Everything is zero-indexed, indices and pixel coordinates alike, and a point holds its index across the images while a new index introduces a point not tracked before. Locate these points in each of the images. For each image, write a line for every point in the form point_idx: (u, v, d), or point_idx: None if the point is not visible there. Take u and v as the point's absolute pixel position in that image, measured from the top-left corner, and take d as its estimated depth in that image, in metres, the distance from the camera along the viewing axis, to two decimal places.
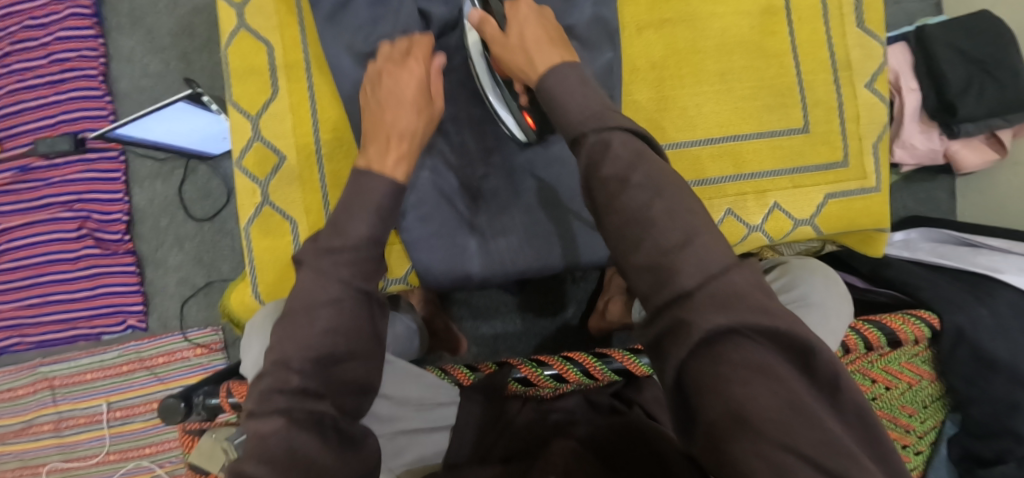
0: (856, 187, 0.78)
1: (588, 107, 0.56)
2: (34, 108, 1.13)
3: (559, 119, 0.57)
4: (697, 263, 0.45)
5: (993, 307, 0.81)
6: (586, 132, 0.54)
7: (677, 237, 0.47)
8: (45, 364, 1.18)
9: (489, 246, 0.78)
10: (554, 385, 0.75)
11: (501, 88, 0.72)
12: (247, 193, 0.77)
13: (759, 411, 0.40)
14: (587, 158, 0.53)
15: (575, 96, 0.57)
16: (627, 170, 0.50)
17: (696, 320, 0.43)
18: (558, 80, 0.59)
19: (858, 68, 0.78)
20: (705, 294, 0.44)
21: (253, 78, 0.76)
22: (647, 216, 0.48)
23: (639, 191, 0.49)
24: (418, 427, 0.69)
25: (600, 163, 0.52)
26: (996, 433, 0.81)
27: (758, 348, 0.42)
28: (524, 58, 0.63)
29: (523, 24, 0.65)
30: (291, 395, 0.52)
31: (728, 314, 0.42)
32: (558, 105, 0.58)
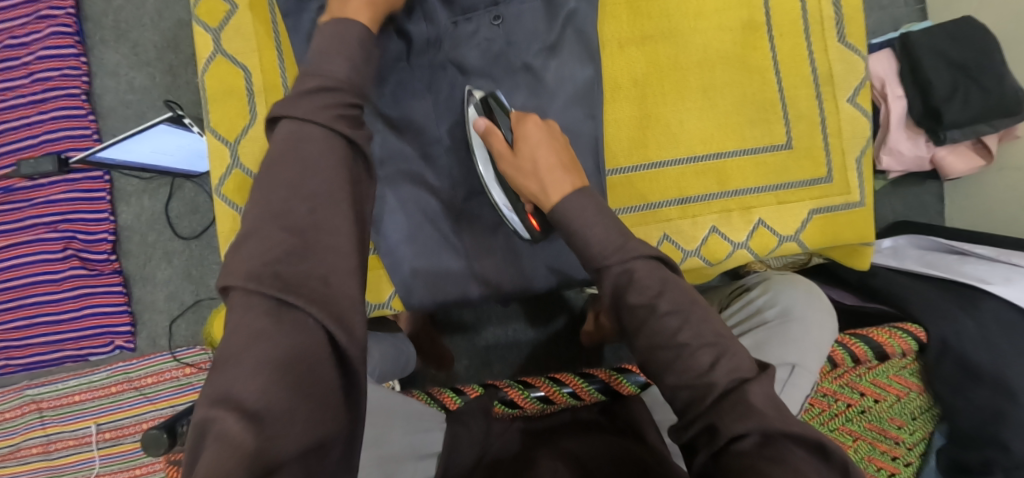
0: (840, 202, 0.78)
1: (609, 239, 0.54)
2: (17, 128, 1.12)
3: (580, 250, 0.55)
4: (730, 374, 0.48)
5: (979, 319, 0.80)
6: (609, 266, 0.53)
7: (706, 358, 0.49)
8: (32, 386, 1.17)
9: (473, 267, 0.78)
10: (542, 407, 0.77)
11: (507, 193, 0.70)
12: (226, 219, 0.76)
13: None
14: (612, 287, 0.53)
15: (596, 227, 0.55)
16: (653, 299, 0.51)
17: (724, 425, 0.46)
18: (573, 207, 0.56)
19: (841, 82, 0.78)
20: (730, 399, 0.47)
21: (231, 102, 0.76)
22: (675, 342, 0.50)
23: (668, 319, 0.50)
24: (409, 454, 0.66)
25: (625, 290, 0.52)
26: (980, 444, 0.78)
27: (780, 448, 0.45)
28: (536, 185, 0.61)
29: (535, 146, 0.63)
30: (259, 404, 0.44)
31: (753, 419, 0.45)
32: (576, 238, 0.55)
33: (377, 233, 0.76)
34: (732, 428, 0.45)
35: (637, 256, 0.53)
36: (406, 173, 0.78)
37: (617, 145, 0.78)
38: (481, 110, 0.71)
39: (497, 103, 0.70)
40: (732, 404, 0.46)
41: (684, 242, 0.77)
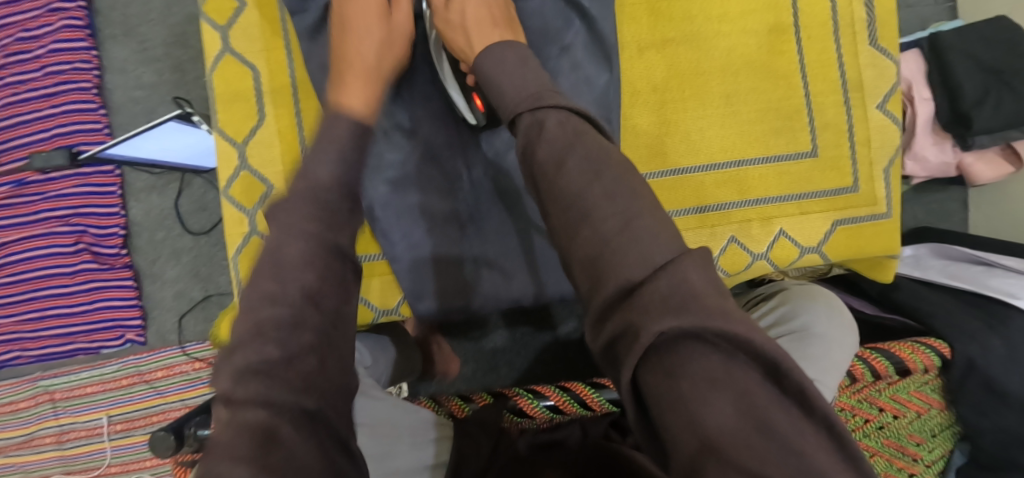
0: (866, 213, 0.75)
1: (521, 87, 0.54)
2: (28, 122, 1.12)
3: (496, 98, 0.56)
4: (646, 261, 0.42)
5: (1008, 338, 0.78)
6: (520, 114, 0.52)
7: (614, 223, 0.44)
8: (45, 377, 1.18)
9: (484, 274, 0.78)
10: (551, 416, 0.78)
11: (450, 66, 0.71)
12: (234, 222, 0.74)
13: (718, 430, 0.36)
14: (524, 139, 0.51)
15: (509, 75, 0.55)
16: (563, 152, 0.47)
17: (649, 324, 0.39)
18: (491, 61, 0.58)
19: (870, 88, 0.75)
20: (655, 292, 0.40)
21: (239, 104, 0.74)
22: (587, 196, 0.46)
23: (575, 174, 0.46)
24: (409, 467, 0.67)
25: (535, 145, 0.49)
26: (1004, 465, 0.78)
27: (713, 356, 0.38)
28: (463, 38, 0.64)
29: (465, 2, 0.65)
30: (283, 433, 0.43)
31: (680, 316, 0.39)
32: (495, 91, 0.56)
33: (382, 238, 0.75)
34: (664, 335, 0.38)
35: (547, 108, 0.51)
36: (411, 177, 0.76)
37: (635, 151, 0.75)
38: None
39: None
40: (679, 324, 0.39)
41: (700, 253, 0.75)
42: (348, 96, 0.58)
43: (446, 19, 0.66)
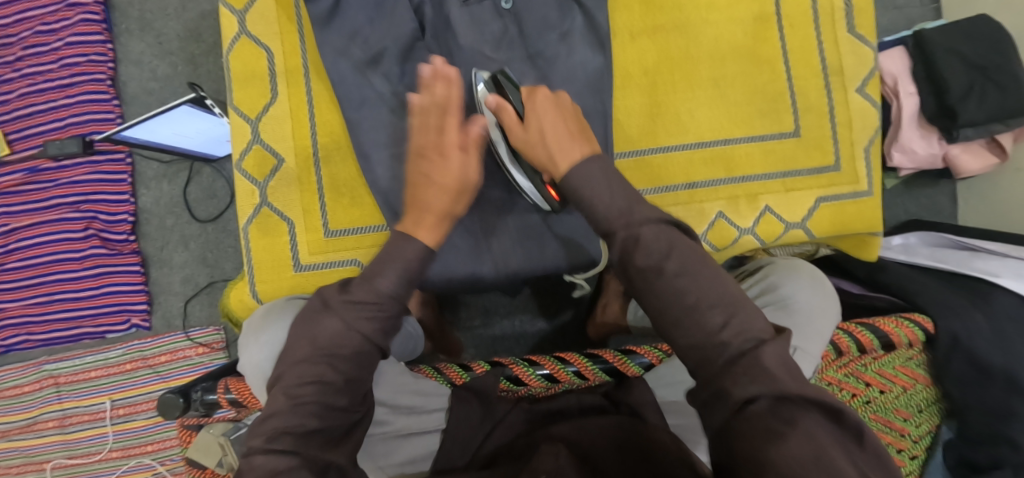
0: (849, 191, 0.78)
1: (619, 202, 0.56)
2: (44, 111, 1.16)
3: (589, 215, 0.58)
4: (741, 338, 0.51)
5: (990, 314, 0.80)
6: (615, 230, 0.55)
7: (717, 318, 0.52)
8: (51, 361, 1.20)
9: (483, 248, 0.79)
10: (546, 385, 0.77)
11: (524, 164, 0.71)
12: (246, 194, 0.77)
13: (792, 464, 0.44)
14: (620, 251, 0.55)
15: (607, 190, 0.57)
16: (662, 260, 0.54)
17: (734, 388, 0.49)
18: (585, 177, 0.58)
19: (850, 73, 0.79)
20: (740, 364, 0.50)
21: (254, 83, 0.77)
22: (682, 303, 0.53)
23: (675, 278, 0.53)
24: (412, 429, 0.72)
25: (633, 254, 0.55)
26: (991, 440, 0.80)
27: (790, 407, 0.47)
28: (543, 152, 0.61)
29: (542, 115, 0.62)
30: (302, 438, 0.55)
31: (761, 384, 0.48)
32: (585, 204, 0.57)
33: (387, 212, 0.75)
34: (745, 390, 0.48)
35: (642, 223, 0.55)
36: None
37: (627, 131, 0.79)
38: (490, 82, 0.69)
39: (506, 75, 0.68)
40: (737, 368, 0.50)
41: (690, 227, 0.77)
42: (416, 230, 0.61)
43: (522, 134, 0.63)
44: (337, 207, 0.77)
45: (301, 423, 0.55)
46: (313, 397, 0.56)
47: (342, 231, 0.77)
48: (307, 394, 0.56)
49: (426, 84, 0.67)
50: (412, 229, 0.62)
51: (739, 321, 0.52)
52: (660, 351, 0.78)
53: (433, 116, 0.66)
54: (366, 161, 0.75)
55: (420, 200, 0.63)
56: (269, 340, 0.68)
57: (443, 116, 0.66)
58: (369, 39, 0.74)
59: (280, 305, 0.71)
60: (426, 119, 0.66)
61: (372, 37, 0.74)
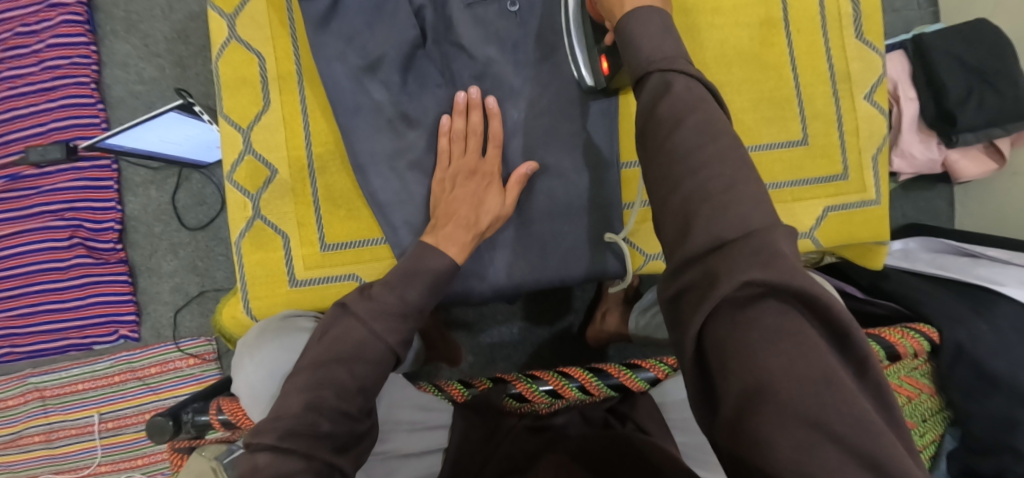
0: (856, 200, 0.77)
1: (663, 48, 0.54)
2: (25, 116, 1.12)
3: (631, 58, 0.55)
4: (741, 222, 0.44)
5: (994, 323, 0.80)
6: (653, 73, 0.53)
7: (717, 182, 0.46)
8: (35, 374, 1.17)
9: (487, 260, 0.76)
10: (550, 401, 0.75)
11: (586, 30, 0.68)
12: (238, 207, 0.74)
13: (791, 381, 0.39)
14: (650, 95, 0.52)
15: (653, 38, 0.55)
16: (684, 112, 0.49)
17: (736, 271, 0.42)
18: (640, 19, 0.56)
19: (858, 80, 0.77)
20: (744, 246, 0.43)
21: (245, 90, 0.74)
22: (701, 150, 0.48)
23: (692, 133, 0.48)
24: (414, 450, 0.70)
25: (661, 99, 0.51)
26: (994, 450, 0.78)
27: (790, 314, 0.41)
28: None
29: None
30: (311, 439, 0.52)
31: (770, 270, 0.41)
32: (630, 44, 0.55)
33: (385, 225, 0.73)
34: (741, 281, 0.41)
35: (679, 73, 0.52)
36: (414, 164, 0.73)
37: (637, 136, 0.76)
38: None
39: None
40: (733, 257, 0.42)
41: None
42: (447, 245, 0.66)
43: None
44: (333, 221, 0.75)
45: (314, 424, 0.53)
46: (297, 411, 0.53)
47: (340, 245, 0.75)
48: (290, 411, 0.53)
49: (461, 108, 0.71)
50: (441, 242, 0.66)
51: (739, 207, 0.45)
52: (666, 365, 0.75)
53: (471, 141, 0.71)
54: (363, 173, 0.72)
55: (452, 213, 0.68)
56: (263, 360, 0.65)
57: (479, 144, 0.71)
58: (366, 45, 0.72)
59: (276, 323, 0.70)
60: (456, 145, 0.71)
61: (369, 42, 0.72)
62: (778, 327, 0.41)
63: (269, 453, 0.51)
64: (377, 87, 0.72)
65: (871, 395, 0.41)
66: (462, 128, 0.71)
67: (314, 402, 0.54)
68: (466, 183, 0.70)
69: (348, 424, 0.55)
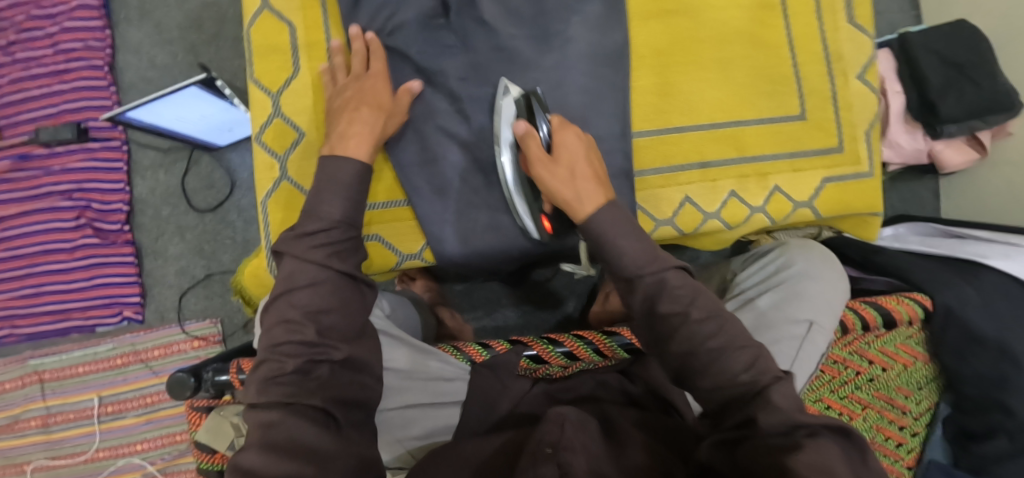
0: (851, 172, 0.81)
1: (638, 254, 0.62)
2: (37, 97, 1.13)
3: (612, 258, 0.63)
4: (764, 374, 0.56)
5: (981, 289, 0.83)
6: (642, 274, 0.61)
7: (742, 361, 0.56)
8: (35, 357, 1.15)
9: (502, 221, 0.77)
10: (565, 363, 0.78)
11: (529, 194, 0.73)
12: (265, 168, 0.76)
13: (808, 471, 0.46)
14: (645, 295, 0.61)
15: (625, 237, 0.63)
16: (686, 307, 0.59)
17: (762, 417, 0.52)
18: (605, 221, 0.63)
19: (850, 60, 0.82)
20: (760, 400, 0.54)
21: (275, 57, 0.77)
22: (705, 348, 0.57)
23: (703, 324, 0.58)
24: (430, 402, 0.71)
25: (656, 300, 0.60)
26: (986, 409, 0.81)
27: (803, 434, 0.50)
28: (568, 191, 0.66)
29: (573, 158, 0.68)
30: (284, 383, 0.58)
31: (780, 414, 0.52)
32: (607, 248, 0.63)
33: (408, 187, 0.77)
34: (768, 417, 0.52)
35: (666, 267, 0.61)
36: (440, 129, 0.77)
37: (640, 110, 0.80)
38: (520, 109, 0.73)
39: (537, 101, 0.73)
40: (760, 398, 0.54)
41: (703, 204, 0.79)
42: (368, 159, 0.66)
43: (549, 168, 0.67)
44: None
45: (282, 367, 0.59)
46: (269, 357, 0.59)
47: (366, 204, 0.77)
48: (265, 361, 0.59)
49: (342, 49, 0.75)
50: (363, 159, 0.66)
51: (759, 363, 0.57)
52: None
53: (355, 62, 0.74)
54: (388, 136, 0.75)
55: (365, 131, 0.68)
56: None
57: (363, 63, 0.74)
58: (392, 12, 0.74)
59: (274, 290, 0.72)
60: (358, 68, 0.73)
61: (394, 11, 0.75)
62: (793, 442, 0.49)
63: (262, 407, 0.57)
64: (403, 58, 0.76)
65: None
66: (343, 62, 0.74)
67: (274, 344, 0.60)
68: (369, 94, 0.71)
69: (312, 353, 0.60)
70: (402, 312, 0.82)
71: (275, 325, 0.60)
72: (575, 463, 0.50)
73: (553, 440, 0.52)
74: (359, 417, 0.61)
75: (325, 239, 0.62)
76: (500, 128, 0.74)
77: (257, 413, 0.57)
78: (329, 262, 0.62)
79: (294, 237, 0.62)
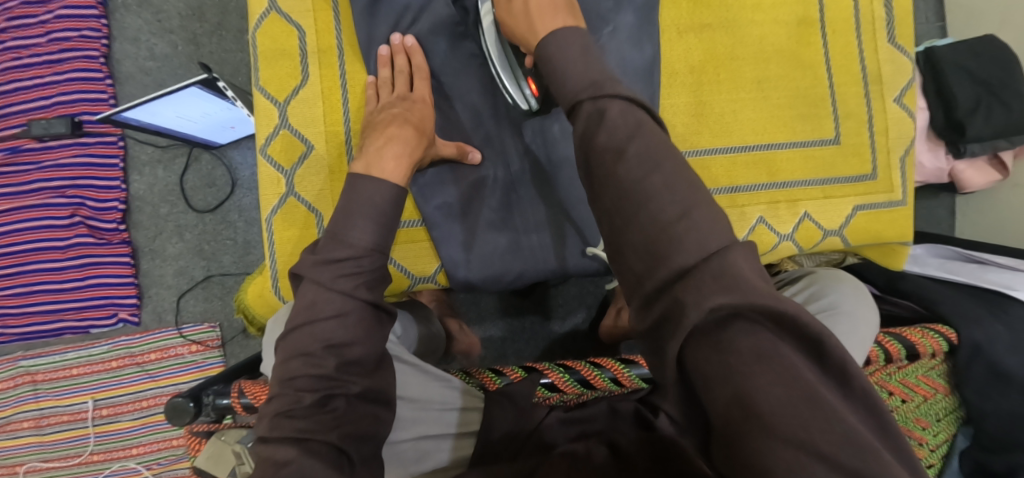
0: (884, 200, 0.78)
1: (587, 75, 0.54)
2: (28, 88, 1.08)
3: (557, 88, 0.56)
4: (700, 244, 0.43)
5: (1010, 324, 0.82)
6: (582, 101, 0.52)
7: (673, 211, 0.45)
8: (27, 357, 1.12)
9: (522, 242, 0.76)
10: (580, 391, 0.75)
11: (509, 56, 0.69)
12: (271, 182, 0.72)
13: (775, 406, 0.37)
14: (585, 126, 0.51)
15: (576, 61, 0.55)
16: (623, 141, 0.48)
17: (698, 299, 0.40)
18: (557, 41, 0.57)
19: (889, 82, 0.79)
20: (705, 272, 0.41)
21: (283, 63, 0.73)
22: (638, 185, 0.47)
23: (633, 163, 0.48)
24: (442, 432, 0.68)
25: (596, 132, 0.50)
26: (1009, 448, 0.81)
27: (767, 335, 0.39)
28: (526, 24, 0.62)
29: None
30: (298, 420, 0.53)
31: (733, 292, 0.40)
32: (555, 75, 0.56)
33: (423, 205, 0.74)
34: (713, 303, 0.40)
35: (610, 99, 0.51)
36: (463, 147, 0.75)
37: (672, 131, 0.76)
38: None
39: None
40: (708, 274, 0.41)
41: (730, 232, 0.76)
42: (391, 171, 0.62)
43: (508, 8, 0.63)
44: None
45: (296, 401, 0.54)
46: (283, 392, 0.55)
47: None
48: (278, 395, 0.55)
49: (387, 59, 0.72)
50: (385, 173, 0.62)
51: (698, 232, 0.44)
52: None
53: (399, 80, 0.71)
54: None
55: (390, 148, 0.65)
56: None
57: (407, 82, 0.72)
58: None
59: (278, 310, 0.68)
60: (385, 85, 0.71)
61: None
62: (752, 359, 0.38)
63: (276, 444, 0.52)
64: (418, 65, 0.72)
65: (873, 416, 0.39)
66: (388, 76, 0.72)
67: (290, 378, 0.55)
68: (401, 106, 0.69)
69: (329, 384, 0.55)
70: (411, 331, 0.78)
71: (292, 357, 0.56)
72: None
73: None
74: (370, 451, 0.56)
75: (352, 268, 0.58)
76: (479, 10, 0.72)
77: (268, 448, 0.52)
78: (357, 291, 0.58)
79: (318, 263, 0.58)
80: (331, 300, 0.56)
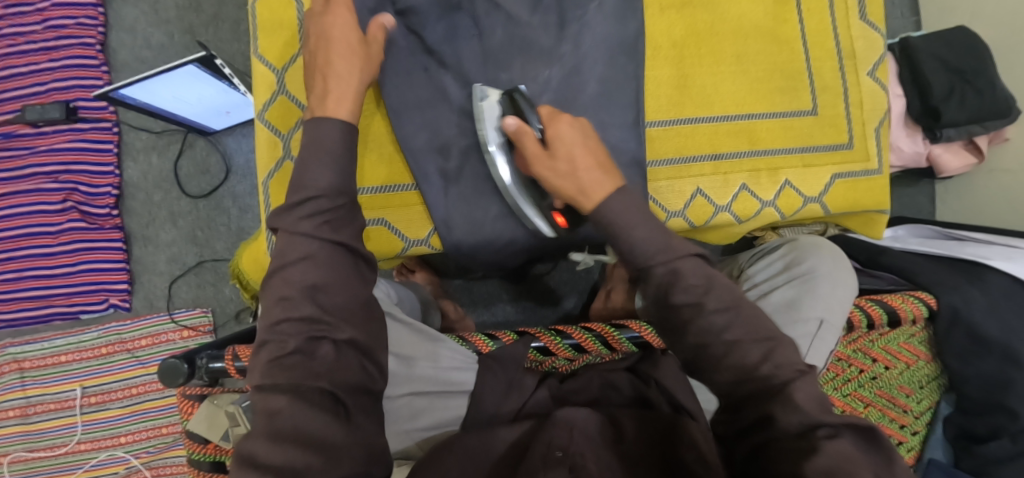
0: (861, 169, 0.81)
1: (654, 240, 0.57)
2: (24, 74, 1.10)
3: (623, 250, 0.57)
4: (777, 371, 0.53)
5: (987, 291, 0.83)
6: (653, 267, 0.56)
7: (755, 354, 0.54)
8: (15, 344, 1.11)
9: (512, 208, 0.77)
10: (573, 355, 0.76)
11: (533, 194, 0.72)
12: (267, 146, 0.74)
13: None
14: (657, 287, 0.56)
15: (643, 226, 0.57)
16: (699, 296, 0.55)
17: (781, 417, 0.52)
18: (620, 210, 0.57)
19: (862, 57, 0.83)
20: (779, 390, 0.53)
21: (281, 33, 0.75)
22: (720, 340, 0.55)
23: (716, 315, 0.55)
24: (437, 391, 0.70)
25: (669, 291, 0.56)
26: (990, 410, 0.82)
27: (831, 433, 0.50)
28: (574, 185, 0.60)
29: (571, 147, 0.62)
30: (289, 371, 0.54)
31: (802, 412, 0.51)
32: (621, 236, 0.57)
33: (418, 172, 0.76)
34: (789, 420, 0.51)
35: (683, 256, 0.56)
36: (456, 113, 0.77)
37: (655, 101, 0.79)
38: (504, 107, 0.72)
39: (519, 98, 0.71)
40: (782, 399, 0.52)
41: (715, 197, 0.78)
42: None
43: (549, 163, 0.62)
44: (365, 165, 0.77)
45: (284, 349, 0.55)
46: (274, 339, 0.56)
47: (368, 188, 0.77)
48: (269, 345, 0.56)
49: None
50: None
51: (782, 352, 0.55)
52: None
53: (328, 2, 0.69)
54: (397, 117, 0.76)
55: None
56: None
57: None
58: None
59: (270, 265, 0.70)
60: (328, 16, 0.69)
61: None
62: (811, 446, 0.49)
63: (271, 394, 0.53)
64: None
65: None
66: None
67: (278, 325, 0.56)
68: None
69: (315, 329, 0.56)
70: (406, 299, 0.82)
71: (273, 304, 0.57)
72: (586, 464, 0.54)
73: (564, 445, 0.56)
74: (366, 402, 0.57)
75: (313, 209, 0.58)
76: (482, 124, 0.73)
77: (262, 397, 0.53)
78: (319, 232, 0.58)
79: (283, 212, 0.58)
80: (295, 245, 0.57)
